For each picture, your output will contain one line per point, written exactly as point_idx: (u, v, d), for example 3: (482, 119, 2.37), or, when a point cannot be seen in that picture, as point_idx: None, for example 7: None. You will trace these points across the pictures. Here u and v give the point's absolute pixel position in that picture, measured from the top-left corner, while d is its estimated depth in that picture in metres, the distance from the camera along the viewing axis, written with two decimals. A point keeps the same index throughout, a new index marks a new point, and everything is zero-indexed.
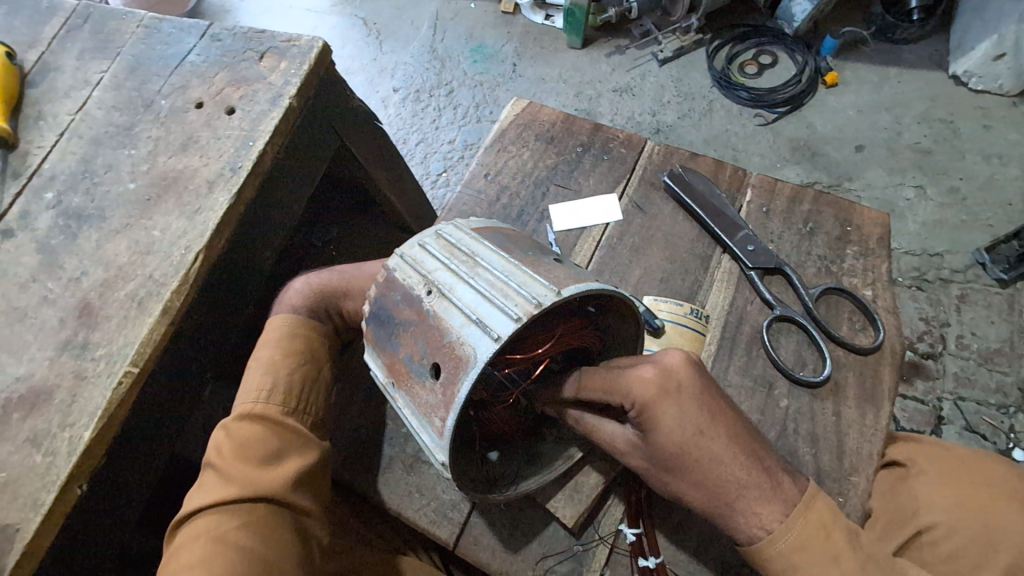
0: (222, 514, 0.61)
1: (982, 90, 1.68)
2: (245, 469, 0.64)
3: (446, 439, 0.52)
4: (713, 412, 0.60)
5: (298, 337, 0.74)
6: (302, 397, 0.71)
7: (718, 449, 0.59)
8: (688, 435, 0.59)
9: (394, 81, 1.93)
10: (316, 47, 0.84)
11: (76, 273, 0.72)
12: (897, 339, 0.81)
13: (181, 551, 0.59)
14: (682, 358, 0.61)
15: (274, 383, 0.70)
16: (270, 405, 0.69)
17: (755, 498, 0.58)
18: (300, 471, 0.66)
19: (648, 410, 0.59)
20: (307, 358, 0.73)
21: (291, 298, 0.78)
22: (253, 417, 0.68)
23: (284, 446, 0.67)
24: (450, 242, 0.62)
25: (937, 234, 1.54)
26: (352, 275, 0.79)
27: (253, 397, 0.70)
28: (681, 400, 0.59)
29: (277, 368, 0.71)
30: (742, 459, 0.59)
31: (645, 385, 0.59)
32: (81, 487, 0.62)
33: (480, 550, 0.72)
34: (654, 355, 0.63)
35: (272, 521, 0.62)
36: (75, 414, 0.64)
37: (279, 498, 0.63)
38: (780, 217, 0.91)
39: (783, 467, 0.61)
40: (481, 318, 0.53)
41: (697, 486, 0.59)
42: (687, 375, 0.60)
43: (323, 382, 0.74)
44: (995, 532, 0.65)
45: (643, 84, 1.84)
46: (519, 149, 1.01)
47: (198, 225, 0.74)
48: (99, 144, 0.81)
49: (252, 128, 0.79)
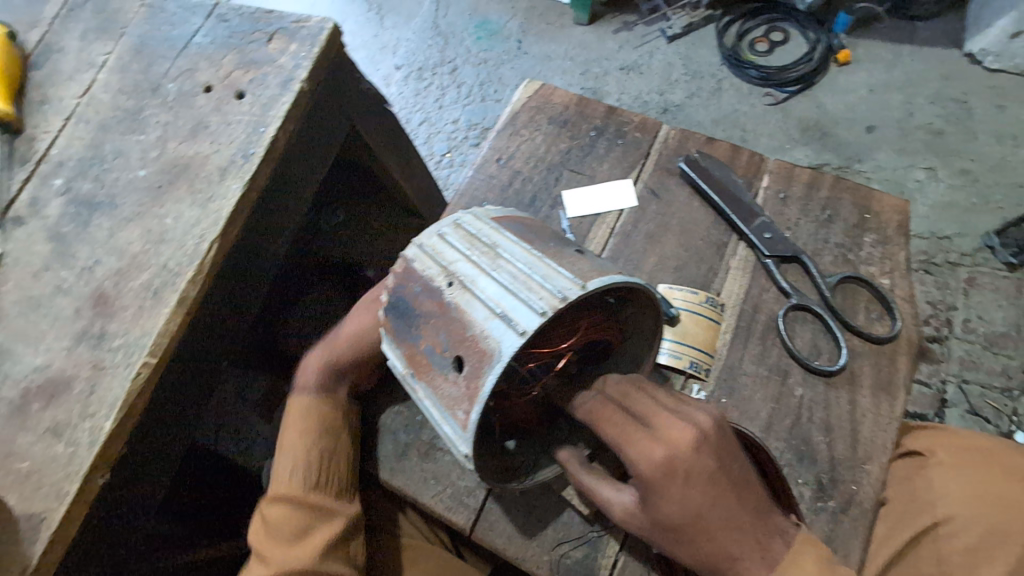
0: None
1: (997, 69, 1.65)
2: (277, 555, 0.68)
3: (469, 431, 0.52)
4: (719, 494, 0.55)
5: (315, 413, 0.74)
6: (326, 470, 0.72)
7: (715, 528, 0.56)
8: (688, 517, 0.56)
9: (396, 59, 1.89)
10: (325, 28, 0.82)
11: (90, 262, 0.72)
12: (913, 328, 0.81)
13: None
14: (694, 435, 0.55)
15: (294, 462, 0.72)
16: (293, 483, 0.71)
17: (745, 567, 0.56)
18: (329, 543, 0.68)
19: (652, 486, 0.56)
20: (324, 432, 0.73)
21: (308, 377, 0.76)
22: (280, 498, 0.71)
23: (311, 522, 0.70)
24: (470, 232, 0.61)
25: (948, 217, 1.53)
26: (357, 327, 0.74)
27: (281, 478, 0.72)
28: (687, 481, 0.55)
29: (297, 446, 0.72)
30: (739, 535, 0.56)
31: (650, 465, 0.55)
32: (104, 477, 0.62)
33: (496, 535, 0.74)
34: (665, 422, 0.57)
35: None
36: (95, 405, 0.64)
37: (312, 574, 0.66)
38: (797, 204, 0.90)
39: (781, 528, 0.58)
40: (505, 311, 0.52)
41: (690, 554, 0.57)
42: (698, 456, 0.55)
43: (344, 447, 0.75)
44: (1009, 524, 0.66)
45: (652, 62, 1.80)
46: (531, 133, 1.00)
47: (211, 214, 0.73)
48: (106, 129, 0.80)
49: (263, 113, 0.78)
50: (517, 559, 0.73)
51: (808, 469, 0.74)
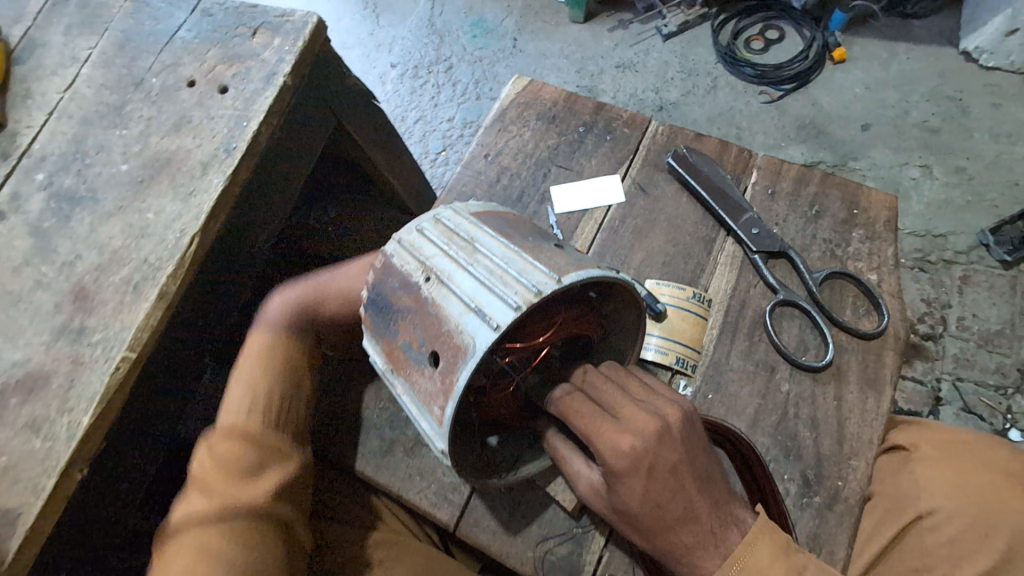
0: (203, 528, 0.59)
1: (993, 67, 1.64)
2: (226, 485, 0.62)
3: (444, 427, 0.52)
4: (680, 487, 0.57)
5: (279, 353, 0.71)
6: (286, 408, 0.69)
7: (673, 520, 0.57)
8: (648, 508, 0.57)
9: (391, 57, 1.89)
10: (310, 22, 0.82)
11: (71, 257, 0.71)
12: (900, 324, 0.80)
13: (169, 564, 0.58)
14: (659, 429, 0.56)
15: (254, 399, 0.68)
16: (250, 420, 0.67)
17: (700, 557, 0.58)
18: (281, 484, 0.64)
19: (615, 478, 0.56)
20: (287, 373, 0.71)
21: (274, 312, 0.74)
22: (233, 433, 0.66)
23: (265, 459, 0.65)
24: (449, 227, 0.60)
25: (942, 214, 1.52)
26: (329, 281, 0.74)
27: (239, 413, 0.67)
28: (650, 476, 0.56)
29: (257, 384, 0.69)
30: (695, 528, 0.58)
31: (616, 458, 0.55)
32: (81, 473, 0.61)
33: (480, 532, 0.73)
34: (634, 415, 0.57)
35: (254, 530, 0.60)
36: (73, 399, 0.63)
37: (261, 511, 0.61)
38: (785, 199, 0.89)
39: (736, 521, 0.60)
40: (480, 306, 0.52)
41: (647, 539, 0.60)
42: (663, 451, 0.56)
43: (304, 394, 0.72)
44: (989, 515, 0.66)
45: (647, 60, 1.80)
46: (520, 129, 0.99)
47: (192, 208, 0.72)
48: (89, 123, 0.79)
49: (246, 108, 0.77)
50: (501, 556, 0.72)
51: (794, 465, 0.73)
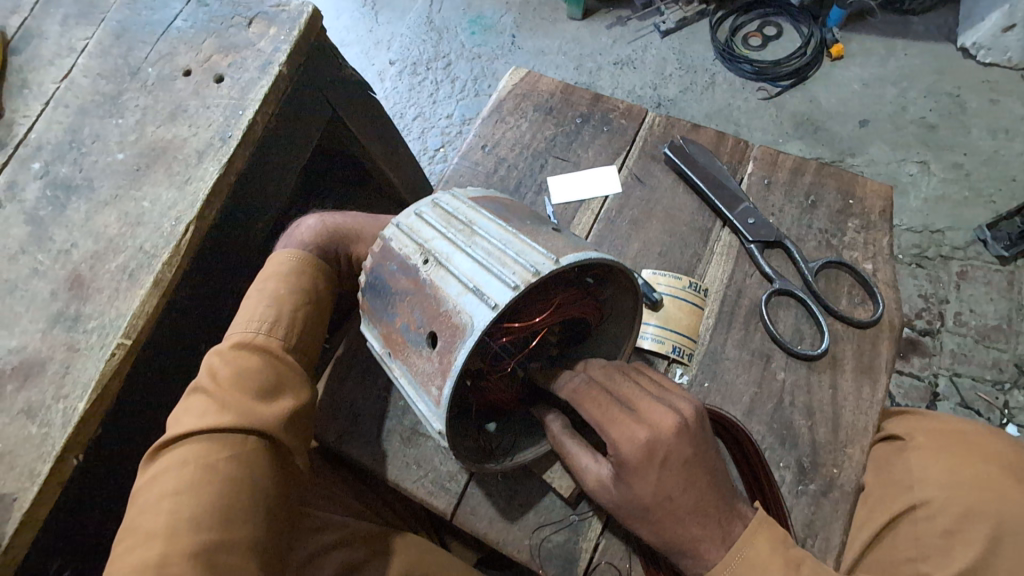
0: (212, 441, 0.56)
1: (990, 63, 1.65)
2: (241, 399, 0.59)
3: (442, 407, 0.51)
4: (693, 479, 0.57)
5: (306, 274, 0.70)
6: (305, 334, 0.68)
7: (683, 512, 0.57)
8: (660, 499, 0.57)
9: (390, 53, 1.89)
10: (306, 12, 0.82)
11: (67, 245, 0.71)
12: (896, 313, 0.80)
13: (166, 474, 0.54)
14: (676, 422, 0.57)
15: (277, 315, 0.66)
16: (272, 337, 0.65)
17: (707, 549, 0.57)
18: (294, 411, 0.62)
19: (628, 467, 0.57)
20: (311, 299, 0.69)
21: (302, 234, 0.74)
22: (253, 347, 0.63)
23: (280, 381, 0.63)
24: (447, 210, 0.60)
25: (940, 210, 1.53)
26: (367, 223, 0.76)
27: (261, 329, 0.65)
28: (663, 466, 0.56)
29: (282, 301, 0.67)
30: (704, 520, 0.58)
31: (631, 446, 0.56)
32: (77, 458, 0.61)
33: (477, 520, 0.73)
34: (650, 408, 0.58)
35: (261, 456, 0.58)
36: (68, 386, 0.63)
37: (273, 435, 0.59)
38: (781, 189, 0.89)
39: (739, 513, 0.60)
40: (478, 286, 0.52)
41: (653, 531, 0.59)
42: (678, 443, 0.56)
43: (322, 325, 0.70)
44: (984, 504, 0.66)
45: (645, 55, 1.80)
46: (516, 121, 0.99)
47: (187, 197, 0.72)
48: (86, 113, 0.79)
49: (241, 97, 0.77)
50: (498, 543, 0.72)
51: (789, 453, 0.73)
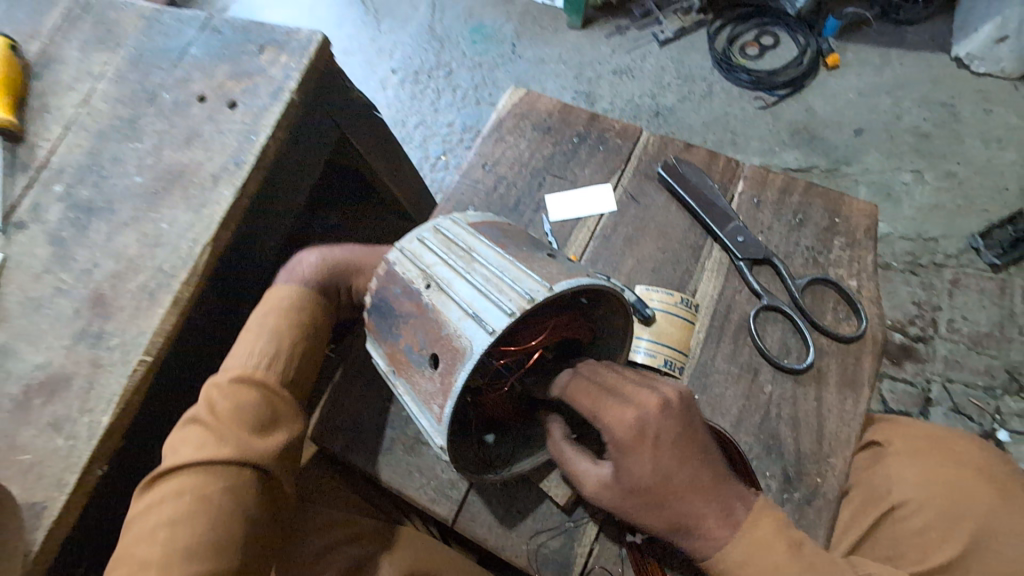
0: (207, 473, 0.60)
1: (983, 73, 1.68)
2: (237, 433, 0.62)
3: (443, 424, 0.55)
4: (685, 456, 0.61)
5: (305, 308, 0.73)
6: (301, 368, 0.71)
7: (683, 488, 0.61)
8: (659, 479, 0.60)
9: (393, 63, 1.93)
10: (314, 40, 0.86)
11: (89, 265, 0.75)
12: (879, 328, 0.84)
13: (164, 504, 0.58)
14: (660, 399, 0.61)
15: (275, 350, 0.69)
16: (269, 372, 0.68)
17: (710, 525, 0.61)
18: (288, 445, 0.65)
19: (625, 450, 0.60)
20: (309, 333, 0.72)
21: (303, 270, 0.76)
22: (250, 381, 0.67)
23: (275, 415, 0.66)
24: (448, 237, 0.64)
25: (933, 218, 1.56)
26: (366, 255, 0.78)
27: (258, 363, 0.68)
28: (656, 444, 0.60)
29: (281, 336, 0.70)
30: (703, 496, 0.61)
31: (624, 427, 0.60)
32: (101, 469, 0.65)
33: (478, 526, 0.77)
34: (635, 390, 0.62)
35: (254, 487, 0.61)
36: (93, 400, 0.67)
37: (266, 468, 0.62)
38: (770, 208, 0.93)
39: (738, 492, 0.63)
40: (476, 312, 0.55)
41: (659, 517, 0.61)
42: (666, 420, 0.60)
43: (318, 359, 0.74)
44: (958, 505, 0.70)
45: (644, 66, 1.84)
46: (516, 139, 1.03)
47: (204, 219, 0.76)
48: (105, 137, 0.83)
49: (254, 122, 0.81)
50: (496, 548, 0.76)
51: (775, 462, 0.77)
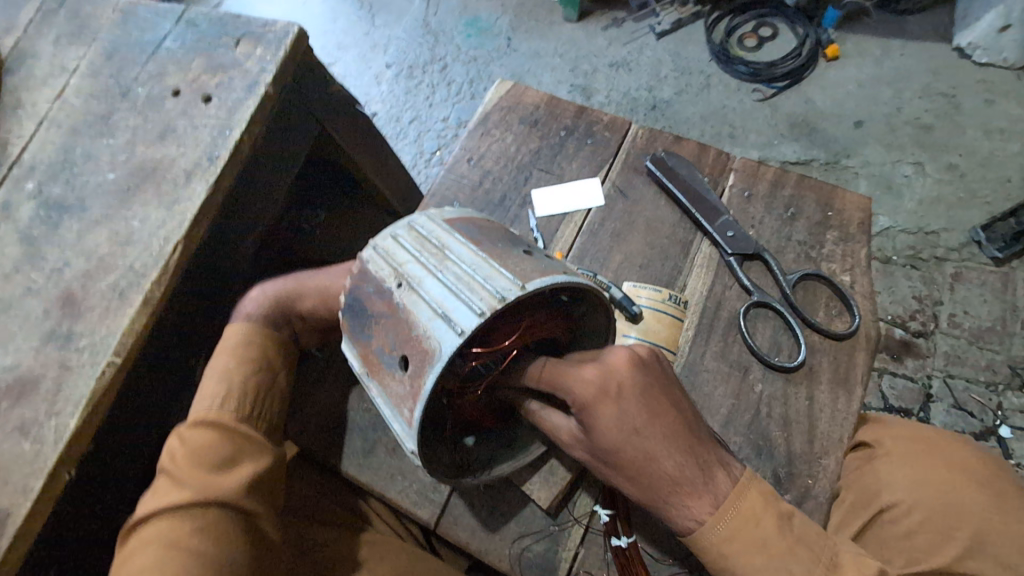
0: (175, 519, 0.60)
1: (986, 63, 1.65)
2: (199, 474, 0.63)
3: (414, 428, 0.53)
4: (652, 414, 0.60)
5: (254, 342, 0.74)
6: (261, 400, 0.72)
7: (653, 449, 0.59)
8: (626, 437, 0.59)
9: (386, 57, 1.90)
10: (291, 32, 0.83)
11: (59, 264, 0.73)
12: (873, 325, 0.82)
13: (134, 555, 0.58)
14: (626, 357, 0.61)
15: (229, 389, 0.70)
16: (224, 411, 0.69)
17: (685, 491, 0.59)
18: (255, 477, 0.65)
19: (588, 409, 0.59)
20: (262, 365, 0.73)
21: (249, 307, 0.77)
22: (207, 423, 0.67)
23: (238, 451, 0.67)
24: (422, 234, 0.62)
25: (934, 211, 1.53)
26: (307, 278, 0.78)
27: (213, 403, 0.69)
28: (620, 401, 0.59)
29: (232, 373, 0.71)
30: (676, 458, 0.59)
31: (584, 384, 0.59)
32: (69, 474, 0.64)
33: (460, 529, 0.75)
34: (603, 353, 0.62)
35: (225, 525, 0.61)
36: (60, 403, 0.65)
37: (235, 503, 0.63)
38: (761, 201, 0.91)
39: (719, 461, 0.61)
40: (447, 312, 0.54)
41: (632, 481, 0.60)
42: (630, 377, 0.60)
43: (280, 390, 0.74)
44: (949, 509, 0.69)
45: (640, 58, 1.81)
46: (502, 133, 1.00)
47: (176, 216, 0.74)
48: (78, 133, 0.81)
49: (228, 117, 0.79)
50: (479, 553, 0.74)
51: (764, 463, 0.75)
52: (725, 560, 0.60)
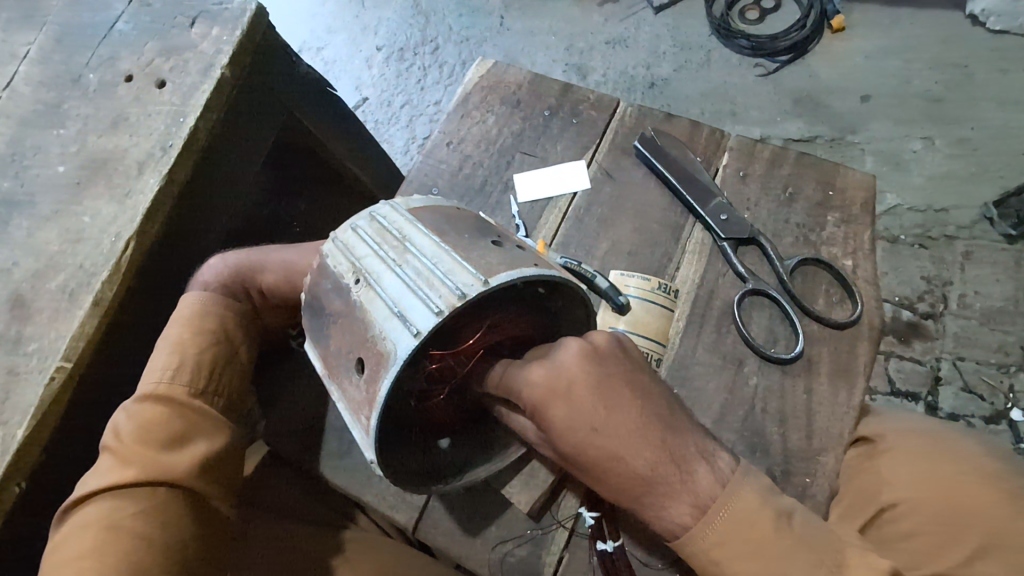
0: (117, 500, 0.59)
1: (1001, 30, 1.56)
2: (145, 454, 0.61)
3: (371, 438, 0.50)
4: (610, 409, 0.54)
5: (211, 314, 0.70)
6: (216, 373, 0.68)
7: (615, 447, 0.53)
8: (584, 436, 0.54)
9: (377, 39, 1.83)
10: (248, 10, 0.78)
11: (8, 264, 0.69)
12: (875, 311, 0.77)
13: (73, 535, 0.58)
14: (575, 349, 0.55)
15: (181, 361, 0.67)
16: (175, 384, 0.66)
17: (658, 490, 0.54)
18: (206, 457, 0.63)
19: (541, 411, 0.55)
20: (219, 339, 0.69)
21: (207, 275, 0.73)
22: (156, 398, 0.65)
23: (188, 429, 0.64)
24: (382, 224, 0.57)
25: (945, 188, 1.46)
26: (270, 251, 0.74)
27: (163, 378, 0.66)
28: (572, 398, 0.54)
29: (185, 345, 0.67)
30: (644, 454, 0.53)
31: (531, 384, 0.55)
32: (20, 485, 0.61)
33: (439, 533, 0.72)
34: (555, 348, 0.57)
35: (172, 505, 0.60)
36: (9, 412, 0.62)
37: (182, 485, 0.61)
38: (757, 181, 0.85)
39: (698, 454, 0.55)
40: (403, 311, 0.49)
41: (601, 484, 0.55)
42: (579, 370, 0.54)
43: (239, 363, 0.70)
44: (954, 508, 0.65)
45: (638, 34, 1.73)
46: (483, 115, 0.95)
47: (128, 211, 0.70)
48: (27, 123, 0.77)
49: (183, 103, 0.74)
50: (460, 558, 0.71)
51: (759, 462, 0.70)
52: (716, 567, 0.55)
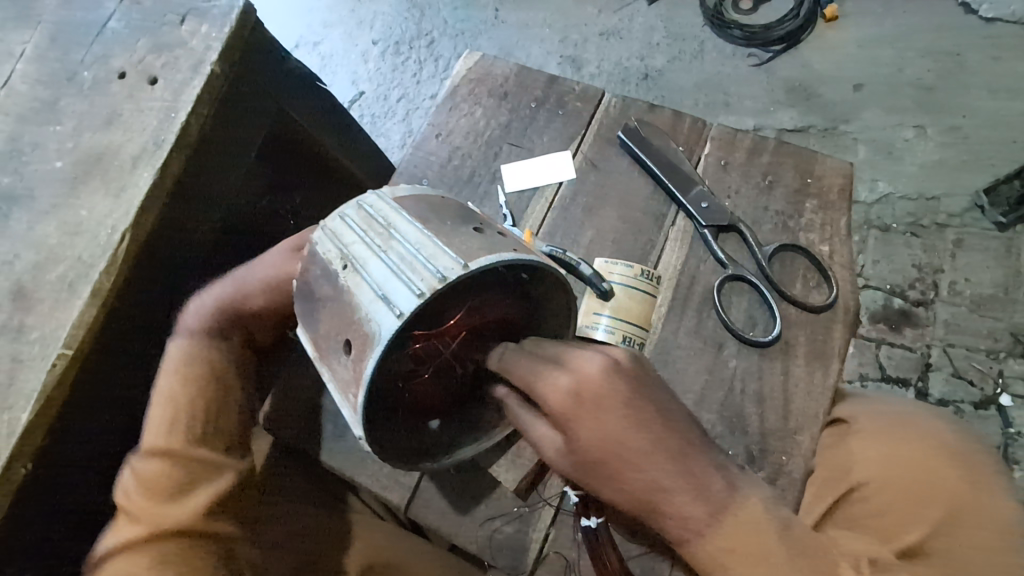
0: (132, 557, 0.65)
1: (992, 18, 1.57)
2: (154, 508, 0.67)
3: (357, 414, 0.52)
4: (633, 420, 0.57)
5: (199, 357, 0.72)
6: (215, 415, 0.72)
7: (639, 458, 0.56)
8: (609, 447, 0.56)
9: (373, 34, 1.84)
10: (236, 6, 0.80)
11: (10, 256, 0.72)
12: (852, 295, 0.79)
13: None
14: (601, 363, 0.58)
15: (181, 403, 0.71)
16: (174, 436, 0.70)
17: (676, 497, 0.57)
18: (209, 502, 0.69)
19: (567, 422, 0.57)
20: (211, 370, 0.72)
21: (190, 321, 0.73)
22: (158, 450, 0.70)
23: (192, 478, 0.70)
24: (369, 213, 0.59)
25: (935, 176, 1.47)
26: (245, 275, 0.71)
27: (165, 427, 0.71)
28: (597, 411, 0.57)
29: (184, 384, 0.71)
30: (665, 466, 0.57)
31: (558, 395, 0.57)
32: (25, 467, 0.64)
33: (430, 512, 0.75)
34: (574, 357, 0.59)
35: (184, 549, 0.67)
36: (12, 397, 0.65)
37: (190, 532, 0.67)
38: (738, 170, 0.87)
39: (710, 461, 0.59)
40: (387, 294, 0.52)
41: (619, 492, 0.57)
42: (604, 383, 0.57)
43: (236, 387, 0.74)
44: (919, 486, 0.68)
45: (632, 26, 1.74)
46: (471, 107, 0.96)
47: (123, 204, 0.73)
48: (25, 120, 0.79)
49: (175, 99, 0.77)
50: (451, 536, 0.74)
51: (737, 441, 0.73)
52: (690, 537, 0.58)
